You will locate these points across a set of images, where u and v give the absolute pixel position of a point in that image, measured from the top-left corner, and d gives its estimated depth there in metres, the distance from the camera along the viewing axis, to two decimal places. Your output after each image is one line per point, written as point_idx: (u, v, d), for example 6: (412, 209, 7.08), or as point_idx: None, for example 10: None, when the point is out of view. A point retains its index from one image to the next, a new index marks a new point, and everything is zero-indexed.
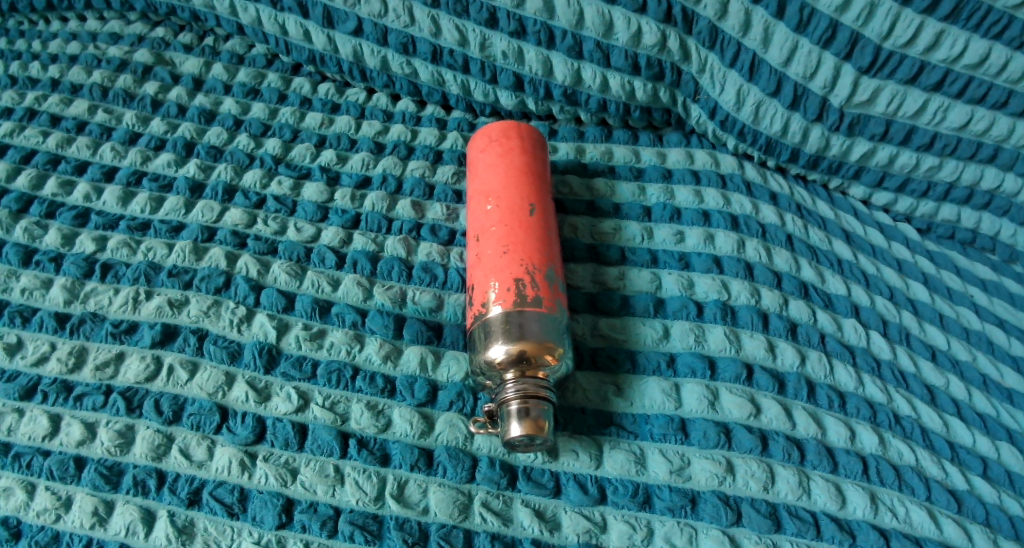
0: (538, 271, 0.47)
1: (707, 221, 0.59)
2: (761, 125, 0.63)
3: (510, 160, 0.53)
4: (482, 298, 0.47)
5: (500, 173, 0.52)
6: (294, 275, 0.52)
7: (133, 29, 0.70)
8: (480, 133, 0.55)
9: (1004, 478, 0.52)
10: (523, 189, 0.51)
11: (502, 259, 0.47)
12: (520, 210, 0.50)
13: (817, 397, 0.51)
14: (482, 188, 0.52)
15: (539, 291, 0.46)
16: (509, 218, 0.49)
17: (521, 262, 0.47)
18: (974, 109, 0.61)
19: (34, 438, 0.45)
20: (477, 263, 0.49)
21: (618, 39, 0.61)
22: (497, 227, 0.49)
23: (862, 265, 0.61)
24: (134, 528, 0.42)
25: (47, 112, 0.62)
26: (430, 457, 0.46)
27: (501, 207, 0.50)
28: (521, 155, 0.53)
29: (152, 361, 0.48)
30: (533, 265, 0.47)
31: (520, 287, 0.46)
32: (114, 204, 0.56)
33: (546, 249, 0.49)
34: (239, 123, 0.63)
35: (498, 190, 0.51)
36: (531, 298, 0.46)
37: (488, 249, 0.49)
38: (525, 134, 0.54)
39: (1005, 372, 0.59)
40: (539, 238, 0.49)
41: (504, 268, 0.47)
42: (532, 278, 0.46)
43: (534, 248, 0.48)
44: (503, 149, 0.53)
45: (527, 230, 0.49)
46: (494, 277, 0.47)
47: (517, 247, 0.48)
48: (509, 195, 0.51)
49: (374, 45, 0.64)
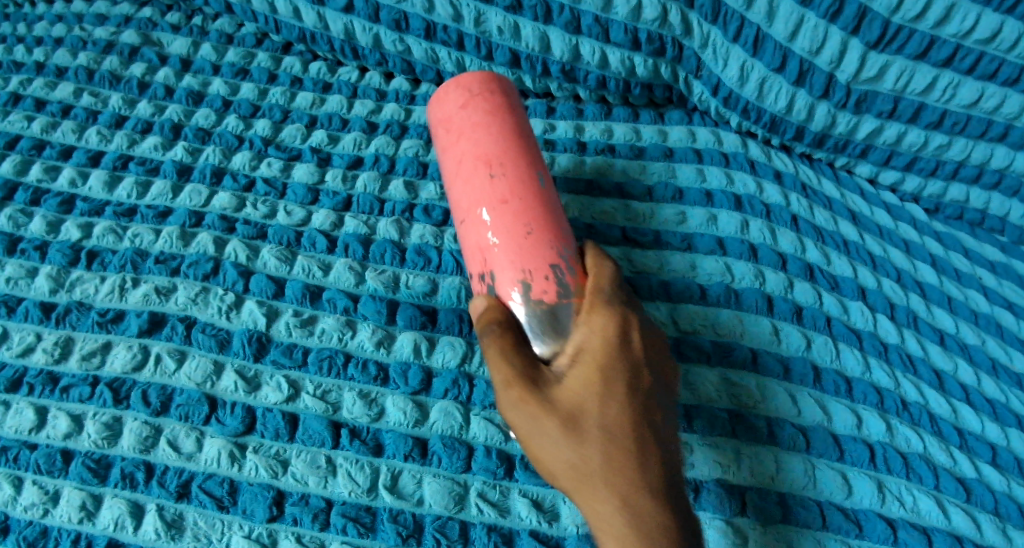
0: (569, 251, 0.42)
1: (710, 201, 0.57)
2: (765, 102, 0.61)
3: (500, 121, 0.45)
4: (515, 287, 0.41)
5: (494, 130, 0.45)
6: (284, 260, 0.51)
7: (119, 10, 0.67)
8: (456, 83, 0.47)
9: (1013, 465, 0.51)
10: (526, 154, 0.44)
11: (527, 242, 0.41)
12: (529, 178, 0.43)
13: (823, 383, 0.49)
14: (475, 149, 0.44)
15: (578, 278, 0.41)
16: (521, 188, 0.43)
17: (551, 244, 0.42)
18: (985, 85, 0.59)
19: (20, 431, 0.44)
20: (493, 244, 0.42)
21: (617, 13, 0.59)
22: (512, 202, 0.42)
23: (869, 246, 0.59)
24: (123, 522, 0.41)
25: (32, 97, 0.60)
26: (424, 447, 0.44)
27: (507, 174, 0.43)
28: (510, 113, 0.46)
29: (139, 351, 0.46)
30: (563, 245, 0.42)
31: (559, 275, 0.41)
32: (100, 189, 0.54)
33: (567, 222, 0.44)
34: (227, 103, 0.61)
35: (497, 153, 0.44)
36: (572, 287, 0.41)
37: (503, 228, 0.42)
38: (506, 90, 0.48)
39: (1015, 356, 0.58)
40: (558, 211, 0.44)
41: (534, 253, 0.41)
42: (568, 263, 0.41)
43: (559, 224, 0.43)
44: (491, 103, 0.46)
45: (545, 204, 0.43)
46: (525, 262, 0.41)
47: (541, 225, 0.42)
48: (512, 159, 0.44)
49: (366, 22, 0.62)
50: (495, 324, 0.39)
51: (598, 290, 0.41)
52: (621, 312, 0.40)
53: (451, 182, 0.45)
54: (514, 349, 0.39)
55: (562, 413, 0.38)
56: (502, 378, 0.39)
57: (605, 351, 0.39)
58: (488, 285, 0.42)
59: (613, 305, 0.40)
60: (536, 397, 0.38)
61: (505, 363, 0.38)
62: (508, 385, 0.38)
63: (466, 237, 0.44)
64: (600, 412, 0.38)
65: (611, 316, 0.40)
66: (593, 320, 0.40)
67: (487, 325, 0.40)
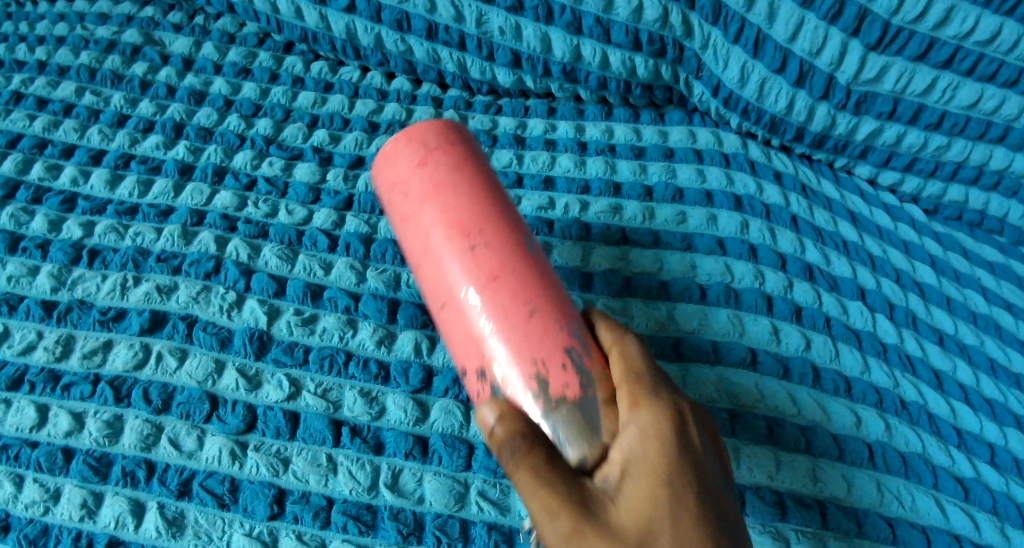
0: (578, 326, 0.37)
1: (710, 201, 0.57)
2: (765, 103, 0.62)
3: (469, 179, 0.40)
4: (524, 381, 0.35)
5: (463, 190, 0.39)
6: (285, 259, 0.51)
7: (121, 9, 0.67)
8: (407, 136, 0.41)
9: (1012, 465, 0.51)
10: (506, 215, 0.39)
11: (534, 325, 0.36)
12: (516, 245, 0.38)
13: (823, 382, 0.50)
14: (445, 218, 0.39)
15: (593, 361, 0.36)
16: (509, 257, 0.37)
17: (560, 323, 0.36)
18: (984, 87, 0.59)
19: (21, 429, 0.44)
20: (491, 332, 0.36)
21: (618, 14, 0.60)
22: (509, 279, 0.37)
23: (869, 247, 0.59)
24: (124, 519, 0.41)
25: (34, 95, 0.60)
26: (425, 446, 0.44)
27: (488, 242, 0.37)
28: (475, 167, 0.40)
29: (140, 349, 0.46)
30: (571, 321, 0.37)
31: (575, 360, 0.36)
32: (102, 188, 0.54)
33: (565, 288, 0.38)
34: (229, 103, 0.61)
35: (472, 219, 0.38)
36: (591, 374, 0.36)
37: (499, 310, 0.36)
38: (462, 139, 0.42)
39: (1014, 356, 0.58)
40: (555, 276, 0.38)
41: (543, 339, 0.36)
42: (582, 342, 0.36)
43: (560, 293, 0.37)
44: (453, 158, 0.40)
45: (540, 272, 0.37)
46: (532, 349, 0.35)
47: (544, 301, 0.36)
48: (490, 224, 0.38)
49: (367, 22, 0.63)
50: (521, 439, 0.33)
51: (635, 382, 0.35)
52: (666, 399, 0.35)
53: (423, 259, 0.39)
54: (554, 471, 0.33)
55: (628, 538, 0.32)
56: (547, 506, 0.32)
57: (659, 451, 0.34)
58: (492, 382, 0.36)
59: (658, 396, 0.35)
60: (592, 524, 0.32)
61: (547, 490, 0.32)
62: (555, 515, 0.32)
63: (455, 326, 0.38)
64: (672, 530, 0.32)
65: (659, 411, 0.34)
66: (637, 421, 0.34)
67: (507, 444, 0.33)
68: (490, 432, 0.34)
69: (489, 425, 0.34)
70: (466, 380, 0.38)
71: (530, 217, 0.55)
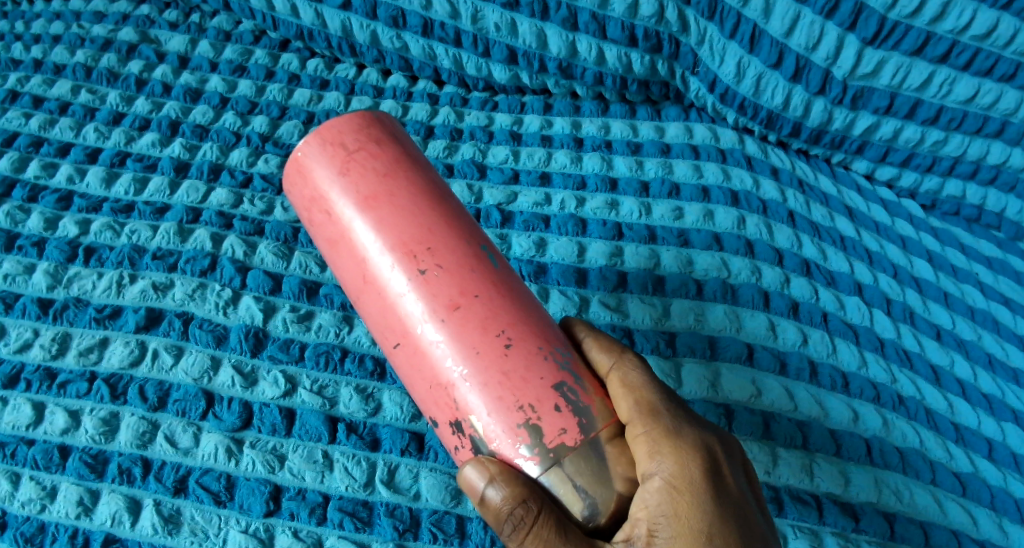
0: (558, 353, 0.33)
1: (707, 196, 0.57)
2: (762, 98, 0.62)
3: (407, 188, 0.35)
4: (511, 432, 0.32)
5: (401, 202, 0.34)
6: (281, 256, 0.51)
7: (117, 7, 0.67)
8: (320, 139, 0.35)
9: (1009, 460, 0.51)
10: (458, 227, 0.34)
11: (510, 362, 0.32)
12: (477, 263, 0.34)
13: (820, 378, 0.49)
14: (383, 240, 0.33)
15: (586, 395, 0.33)
16: (471, 281, 0.33)
17: (540, 354, 0.33)
18: (981, 82, 0.59)
19: (17, 427, 0.44)
20: (463, 378, 0.32)
21: (613, 10, 0.60)
22: (474, 308, 0.33)
23: (866, 242, 0.59)
24: (120, 517, 0.41)
25: (30, 93, 0.60)
26: (421, 442, 0.44)
27: (442, 265, 0.33)
28: (412, 170, 0.35)
29: (136, 346, 0.46)
30: (550, 348, 0.33)
31: (569, 397, 0.32)
32: (98, 185, 0.54)
33: (536, 306, 0.35)
34: (225, 100, 0.61)
35: (418, 237, 0.33)
36: (585, 410, 0.33)
37: (470, 350, 0.32)
38: (390, 135, 0.36)
39: (1012, 351, 0.58)
40: (522, 293, 0.34)
41: (524, 377, 0.32)
42: (569, 371, 0.33)
43: (532, 316, 0.34)
44: (381, 160, 0.35)
45: (507, 292, 0.34)
46: (515, 395, 0.32)
47: (517, 329, 0.33)
48: (440, 240, 0.34)
49: (363, 19, 0.63)
50: (522, 507, 0.31)
51: (649, 422, 0.34)
52: (682, 440, 0.35)
53: (365, 293, 0.34)
54: (568, 543, 0.31)
55: None
56: None
57: (685, 498, 0.33)
58: (473, 437, 0.33)
59: (677, 439, 0.34)
60: None
61: None
62: None
63: (416, 371, 0.33)
64: None
65: (681, 456, 0.34)
66: (661, 472, 0.33)
67: (507, 517, 0.32)
68: (482, 497, 0.32)
69: (481, 490, 0.32)
70: (438, 431, 0.34)
71: (527, 213, 0.55)
